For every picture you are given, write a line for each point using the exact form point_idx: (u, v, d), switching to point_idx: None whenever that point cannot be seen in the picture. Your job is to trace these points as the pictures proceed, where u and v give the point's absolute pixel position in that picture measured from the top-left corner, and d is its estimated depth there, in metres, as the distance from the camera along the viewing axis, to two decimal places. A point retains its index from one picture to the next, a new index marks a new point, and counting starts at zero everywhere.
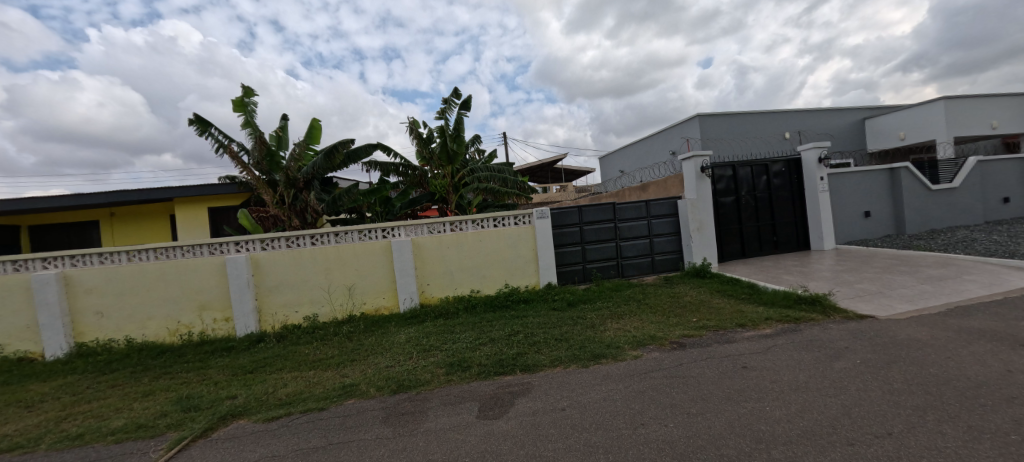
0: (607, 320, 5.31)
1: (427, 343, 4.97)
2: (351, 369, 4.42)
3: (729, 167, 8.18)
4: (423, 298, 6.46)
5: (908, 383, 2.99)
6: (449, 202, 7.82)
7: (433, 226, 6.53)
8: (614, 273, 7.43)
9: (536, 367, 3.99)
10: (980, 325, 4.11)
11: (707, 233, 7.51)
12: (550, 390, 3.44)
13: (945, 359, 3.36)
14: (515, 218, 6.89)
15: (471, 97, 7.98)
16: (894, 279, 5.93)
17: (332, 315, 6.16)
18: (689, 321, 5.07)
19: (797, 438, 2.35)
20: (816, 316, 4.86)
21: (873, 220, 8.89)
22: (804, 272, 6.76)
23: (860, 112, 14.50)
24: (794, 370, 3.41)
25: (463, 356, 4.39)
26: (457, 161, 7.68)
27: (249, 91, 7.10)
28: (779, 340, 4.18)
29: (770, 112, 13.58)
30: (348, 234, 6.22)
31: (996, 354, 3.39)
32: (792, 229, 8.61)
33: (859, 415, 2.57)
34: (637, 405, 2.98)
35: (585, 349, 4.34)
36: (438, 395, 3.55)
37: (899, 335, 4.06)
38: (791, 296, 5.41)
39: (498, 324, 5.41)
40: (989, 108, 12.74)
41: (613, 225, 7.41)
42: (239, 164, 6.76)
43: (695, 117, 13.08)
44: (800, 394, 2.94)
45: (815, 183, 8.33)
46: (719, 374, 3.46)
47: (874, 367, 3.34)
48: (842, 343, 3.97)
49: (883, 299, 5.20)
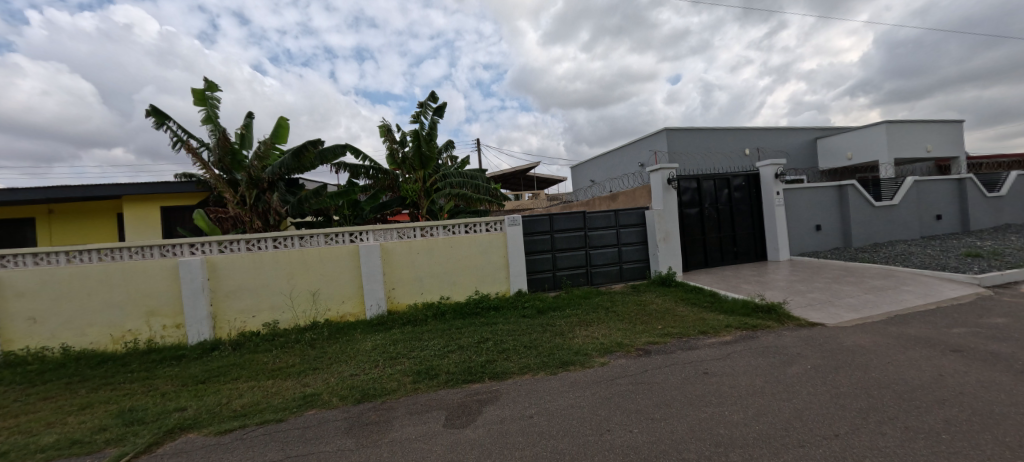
0: (575, 327, 5.37)
1: (393, 350, 4.84)
2: (313, 378, 4.26)
3: (693, 179, 8.52)
4: (391, 305, 6.32)
5: (853, 386, 3.19)
6: (420, 208, 7.72)
7: (402, 231, 6.42)
8: (583, 280, 7.54)
9: (504, 374, 3.98)
10: (916, 332, 4.45)
11: (672, 243, 7.77)
12: (518, 397, 3.43)
13: (885, 364, 3.62)
14: (486, 224, 6.90)
15: (445, 103, 7.96)
16: (841, 289, 6.33)
17: (294, 322, 5.93)
18: (654, 328, 5.20)
19: (754, 440, 2.47)
20: (771, 323, 5.11)
21: (823, 233, 9.46)
22: (761, 281, 7.10)
23: (813, 131, 15.44)
24: (752, 375, 3.57)
25: (431, 364, 4.31)
26: (429, 166, 7.57)
27: (213, 85, 6.79)
28: (738, 347, 4.35)
29: (731, 129, 14.25)
30: (313, 238, 6.03)
31: (928, 358, 3.69)
32: (750, 240, 9.04)
33: (810, 418, 2.72)
34: (604, 412, 3.02)
35: (554, 356, 4.36)
36: (404, 404, 3.46)
37: (846, 341, 4.33)
38: (748, 305, 5.65)
39: (467, 332, 5.35)
40: (924, 133, 13.89)
41: (582, 234, 7.52)
42: (198, 162, 6.42)
43: (662, 131, 13.55)
44: (757, 399, 3.08)
45: (772, 197, 8.79)
46: (681, 380, 3.57)
47: (823, 372, 3.54)
48: (794, 349, 4.19)
49: (832, 308, 5.54)
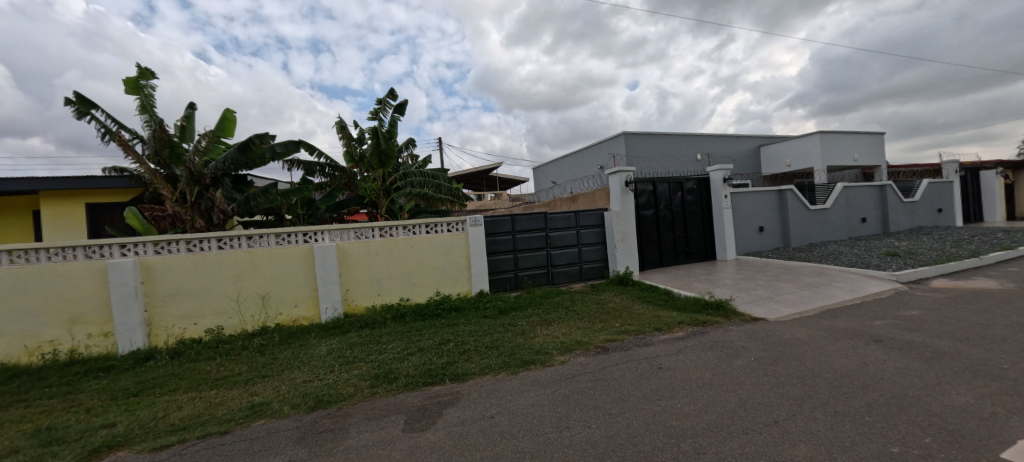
0: (536, 326, 5.43)
1: (350, 354, 4.68)
2: (262, 386, 4.02)
3: (649, 182, 8.87)
4: (347, 308, 6.09)
5: (790, 376, 3.44)
6: (379, 207, 7.52)
7: (360, 231, 6.22)
8: (545, 280, 7.63)
9: (465, 375, 3.95)
10: (844, 324, 4.88)
11: (629, 243, 8.05)
12: (479, 398, 3.42)
13: (818, 354, 3.94)
14: (447, 225, 6.83)
15: (405, 100, 7.79)
16: (781, 286, 6.83)
17: (241, 327, 5.58)
18: (612, 326, 5.35)
19: (703, 430, 2.60)
20: (720, 319, 5.41)
21: (765, 234, 10.14)
22: (711, 280, 7.51)
23: (757, 139, 16.52)
24: (702, 369, 3.76)
25: (390, 367, 4.20)
26: (389, 164, 7.35)
27: (147, 72, 6.24)
28: (689, 342, 4.58)
29: (685, 135, 14.97)
30: (262, 238, 5.70)
31: (854, 348, 4.06)
32: (701, 241, 9.54)
33: (752, 406, 2.91)
34: (563, 409, 3.07)
35: (515, 356, 4.38)
36: (362, 409, 3.35)
37: (785, 334, 4.68)
38: (699, 302, 5.96)
39: (428, 334, 5.26)
40: (851, 144, 15.25)
41: (544, 234, 7.62)
42: (130, 155, 5.88)
43: (621, 135, 14.00)
44: (706, 390, 3.26)
45: (721, 200, 9.32)
46: (637, 375, 3.70)
47: (764, 363, 3.80)
48: (740, 343, 4.46)
49: (773, 303, 5.96)
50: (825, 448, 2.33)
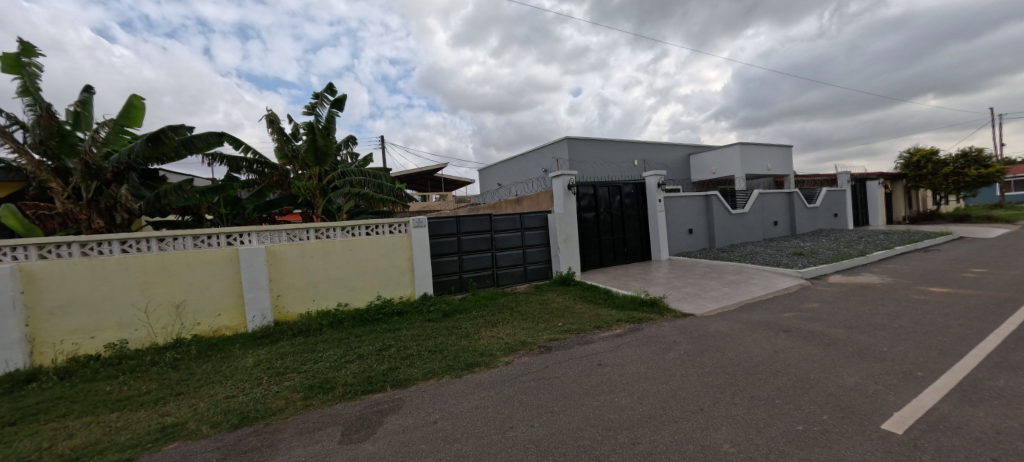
0: (481, 328, 5.42)
1: (281, 365, 4.36)
2: (175, 404, 3.61)
3: (591, 186, 9.23)
4: (278, 315, 5.68)
5: (714, 366, 3.75)
6: (315, 207, 7.09)
7: (293, 232, 5.83)
8: (490, 282, 7.65)
9: (407, 381, 3.83)
10: (759, 317, 5.42)
11: (572, 244, 8.31)
12: (422, 404, 3.34)
13: (737, 345, 4.34)
14: (389, 226, 6.61)
15: (344, 96, 7.44)
16: (707, 284, 7.43)
17: (150, 340, 4.98)
18: (555, 325, 5.49)
19: (638, 421, 2.75)
20: (654, 316, 5.76)
21: (694, 236, 10.98)
22: (646, 279, 7.98)
23: (687, 148, 17.85)
24: (637, 363, 3.98)
25: (326, 377, 3.97)
26: (326, 162, 6.95)
27: (30, 48, 5.37)
28: (626, 339, 4.82)
29: (623, 142, 15.78)
30: (178, 240, 5.14)
31: (767, 339, 4.52)
32: (638, 242, 10.09)
33: (682, 396, 3.13)
34: (507, 410, 3.09)
35: (459, 359, 4.34)
36: (294, 423, 3.13)
37: (710, 328, 5.09)
38: (636, 300, 6.30)
39: (368, 340, 5.04)
40: (765, 155, 17.00)
41: (489, 236, 7.63)
42: (6, 143, 5.02)
43: (565, 140, 14.44)
44: (642, 383, 3.45)
45: (655, 204, 9.94)
46: (579, 372, 3.83)
47: (692, 356, 4.11)
48: (671, 337, 4.78)
49: (700, 300, 6.46)
50: (743, 431, 2.56)
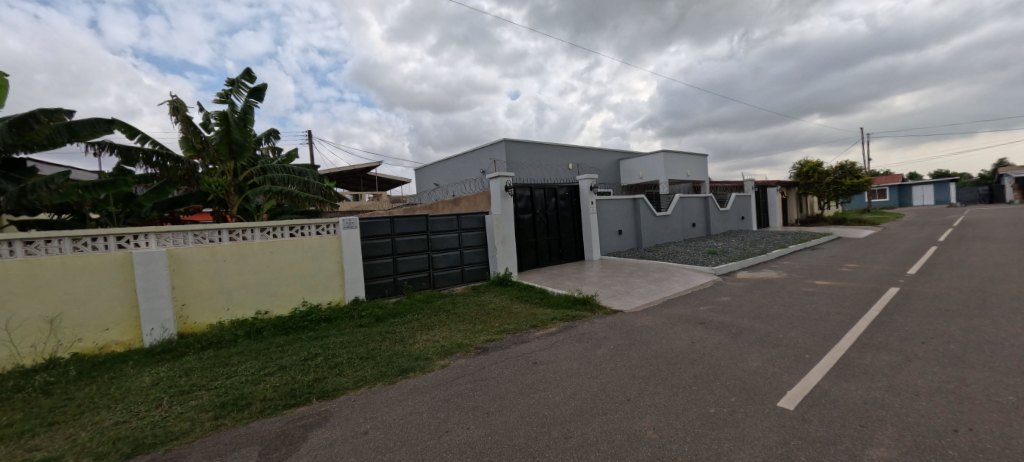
0: (416, 332, 5.28)
1: (187, 382, 3.89)
2: (46, 437, 3.06)
3: (527, 188, 9.42)
4: (183, 327, 5.07)
5: (639, 359, 4.01)
6: (230, 207, 6.43)
7: (201, 233, 5.24)
8: (426, 284, 7.48)
9: (334, 392, 3.61)
10: (678, 311, 5.90)
11: (509, 245, 8.41)
12: (352, 414, 3.17)
13: (659, 338, 4.68)
14: (316, 227, 6.20)
15: (265, 85, 6.85)
16: (634, 281, 7.93)
17: (11, 363, 4.17)
18: (491, 326, 5.51)
19: (571, 416, 2.86)
20: (586, 313, 6.02)
21: (623, 237, 11.66)
22: (580, 278, 8.31)
23: (618, 154, 18.93)
24: (570, 360, 4.13)
25: (242, 392, 3.62)
26: (243, 157, 6.34)
27: None
28: (560, 336, 4.98)
29: (559, 145, 16.33)
30: (52, 242, 4.38)
31: (684, 331, 4.94)
32: (572, 243, 10.49)
33: (611, 388, 3.30)
34: (443, 414, 3.04)
35: (393, 364, 4.19)
36: (201, 447, 2.81)
37: (636, 323, 5.44)
38: (570, 299, 6.54)
39: (291, 349, 4.68)
40: (685, 163, 18.59)
41: (425, 237, 7.47)
42: None
43: (502, 142, 14.60)
44: (574, 379, 3.59)
45: (588, 206, 10.41)
46: (514, 372, 3.88)
47: (620, 350, 4.36)
48: (601, 333, 5.03)
49: (628, 297, 6.88)
50: (664, 418, 2.77)
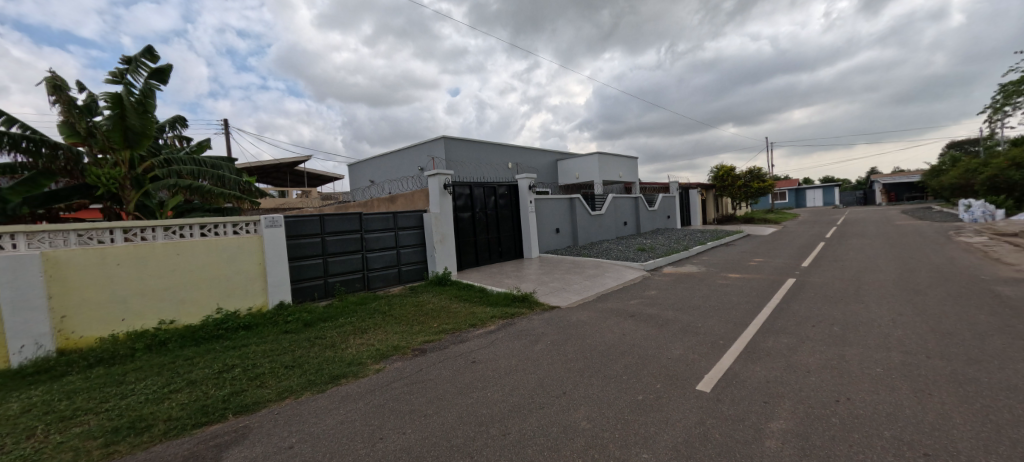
0: (348, 336, 5.02)
1: (68, 406, 3.35)
2: None
3: (467, 186, 9.38)
4: (63, 343, 4.35)
5: (574, 353, 4.17)
6: (125, 202, 5.63)
7: (88, 233, 4.54)
8: (360, 286, 7.14)
9: (255, 405, 3.32)
10: (610, 306, 6.22)
11: (448, 244, 8.31)
12: (275, 428, 2.93)
13: (593, 332, 4.90)
14: (232, 225, 5.66)
15: (169, 66, 6.09)
16: (571, 278, 8.23)
17: None
18: (430, 327, 5.41)
19: (509, 412, 2.90)
20: (525, 310, 6.14)
21: (561, 235, 12.04)
22: (519, 276, 8.44)
23: (555, 154, 19.51)
24: (508, 357, 4.19)
25: (141, 413, 3.20)
26: (141, 146, 5.58)
27: None
28: (499, 334, 5.02)
29: (499, 144, 16.45)
30: None
31: (616, 324, 5.22)
32: (511, 241, 10.62)
33: (547, 383, 3.40)
34: (377, 420, 2.93)
35: (322, 372, 3.95)
36: None
37: (572, 318, 5.65)
38: (509, 297, 6.62)
39: (202, 362, 4.22)
40: (617, 165, 19.66)
41: (359, 236, 7.13)
42: None
43: (441, 139, 14.38)
44: (513, 376, 3.64)
45: (527, 205, 10.61)
46: (453, 372, 3.84)
47: (557, 345, 4.50)
48: (539, 329, 5.16)
49: (565, 293, 7.13)
50: (597, 407, 2.91)
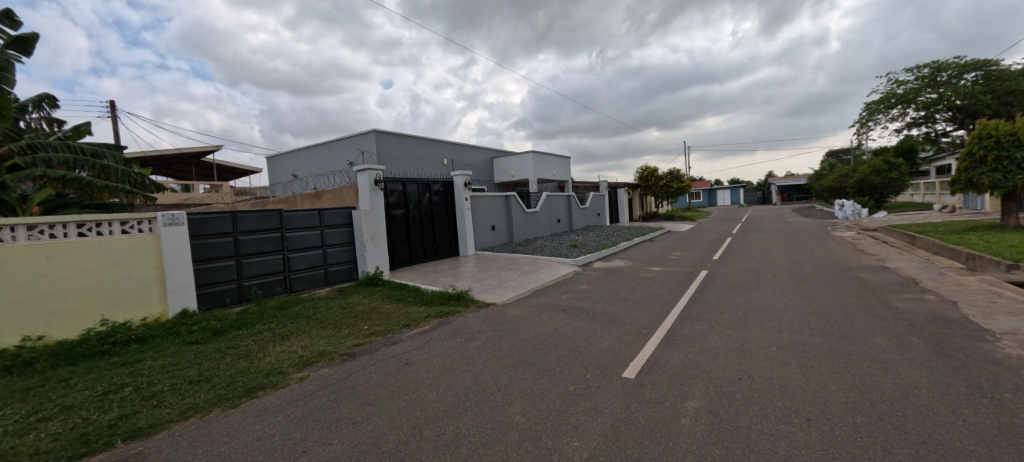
0: (267, 344, 4.63)
1: None
2: None
3: (399, 182, 9.08)
4: None
5: (509, 349, 4.24)
6: None
7: None
8: (280, 289, 6.60)
9: (152, 428, 2.94)
10: (544, 301, 6.42)
11: (379, 243, 7.98)
12: (177, 452, 2.62)
13: (527, 327, 5.02)
14: (121, 223, 4.93)
15: (34, 35, 5.10)
16: (506, 275, 8.34)
17: None
18: (360, 329, 5.18)
19: (443, 413, 2.88)
20: (460, 308, 6.11)
21: (496, 232, 12.14)
22: (455, 274, 8.38)
23: (492, 152, 19.60)
24: (442, 356, 4.15)
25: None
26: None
27: None
28: (434, 334, 4.95)
29: (434, 140, 16.13)
30: None
31: (548, 318, 5.40)
32: (446, 239, 10.49)
33: (482, 380, 3.42)
34: (300, 433, 2.74)
35: (235, 385, 3.60)
36: None
37: (507, 314, 5.73)
38: (444, 295, 6.54)
39: (82, 383, 3.63)
40: (551, 164, 20.27)
41: (279, 235, 6.60)
42: None
43: (372, 132, 13.75)
44: (448, 375, 3.61)
45: (462, 202, 10.54)
46: (384, 376, 3.71)
47: (493, 342, 4.54)
48: (475, 327, 5.17)
49: (501, 290, 7.21)
50: (530, 401, 2.99)
